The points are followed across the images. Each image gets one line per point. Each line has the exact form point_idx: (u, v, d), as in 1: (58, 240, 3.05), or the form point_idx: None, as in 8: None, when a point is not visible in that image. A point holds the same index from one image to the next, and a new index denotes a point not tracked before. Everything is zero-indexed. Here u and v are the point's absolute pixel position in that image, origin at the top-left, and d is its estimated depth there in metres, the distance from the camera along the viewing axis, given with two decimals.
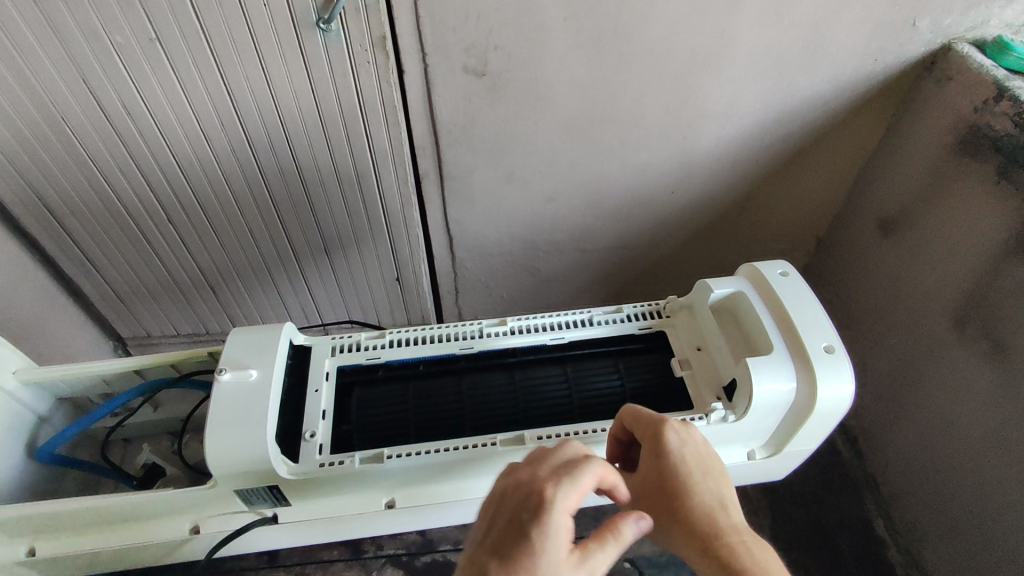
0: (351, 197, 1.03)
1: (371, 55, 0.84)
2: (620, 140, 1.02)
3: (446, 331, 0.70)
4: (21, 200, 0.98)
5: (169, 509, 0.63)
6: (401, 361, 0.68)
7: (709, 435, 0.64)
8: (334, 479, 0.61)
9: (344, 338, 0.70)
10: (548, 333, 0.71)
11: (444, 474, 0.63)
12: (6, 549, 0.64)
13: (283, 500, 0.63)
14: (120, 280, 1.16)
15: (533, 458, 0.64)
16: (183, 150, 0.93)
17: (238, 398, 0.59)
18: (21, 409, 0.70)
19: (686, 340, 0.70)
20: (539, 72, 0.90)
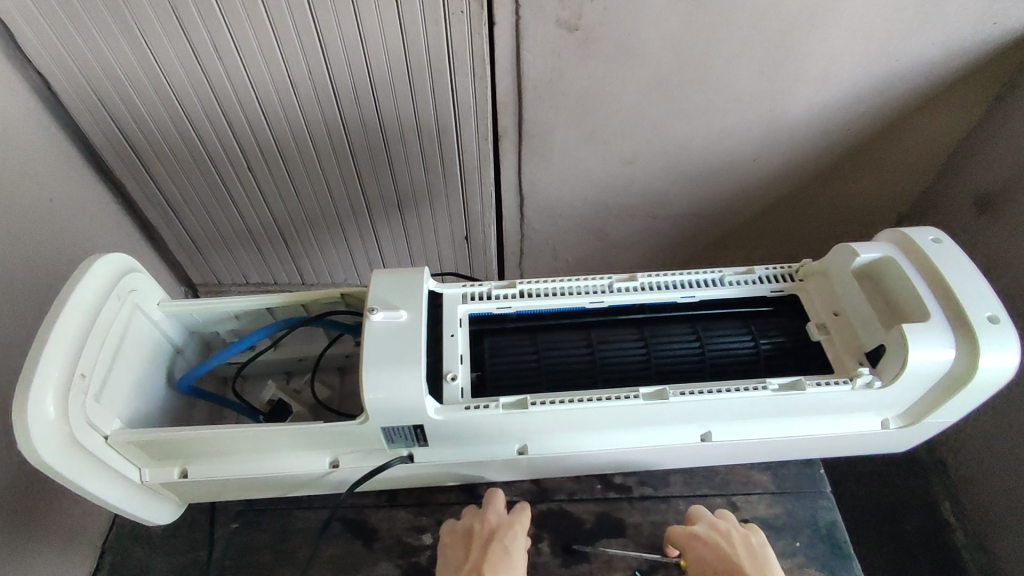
0: (429, 151, 1.03)
1: (466, 4, 0.82)
2: (708, 103, 0.99)
3: (576, 284, 0.67)
4: (110, 142, 1.00)
5: (322, 442, 0.60)
6: (534, 311, 0.66)
7: (849, 400, 0.62)
8: (478, 425, 0.59)
9: (473, 285, 0.67)
10: (680, 291, 0.68)
11: (575, 427, 0.61)
12: (162, 470, 0.62)
13: (421, 440, 0.61)
14: (196, 226, 1.17)
15: (672, 415, 0.61)
16: (270, 98, 0.93)
17: (389, 338, 0.58)
18: (161, 342, 0.66)
19: (821, 304, 0.68)
20: (634, 26, 0.87)
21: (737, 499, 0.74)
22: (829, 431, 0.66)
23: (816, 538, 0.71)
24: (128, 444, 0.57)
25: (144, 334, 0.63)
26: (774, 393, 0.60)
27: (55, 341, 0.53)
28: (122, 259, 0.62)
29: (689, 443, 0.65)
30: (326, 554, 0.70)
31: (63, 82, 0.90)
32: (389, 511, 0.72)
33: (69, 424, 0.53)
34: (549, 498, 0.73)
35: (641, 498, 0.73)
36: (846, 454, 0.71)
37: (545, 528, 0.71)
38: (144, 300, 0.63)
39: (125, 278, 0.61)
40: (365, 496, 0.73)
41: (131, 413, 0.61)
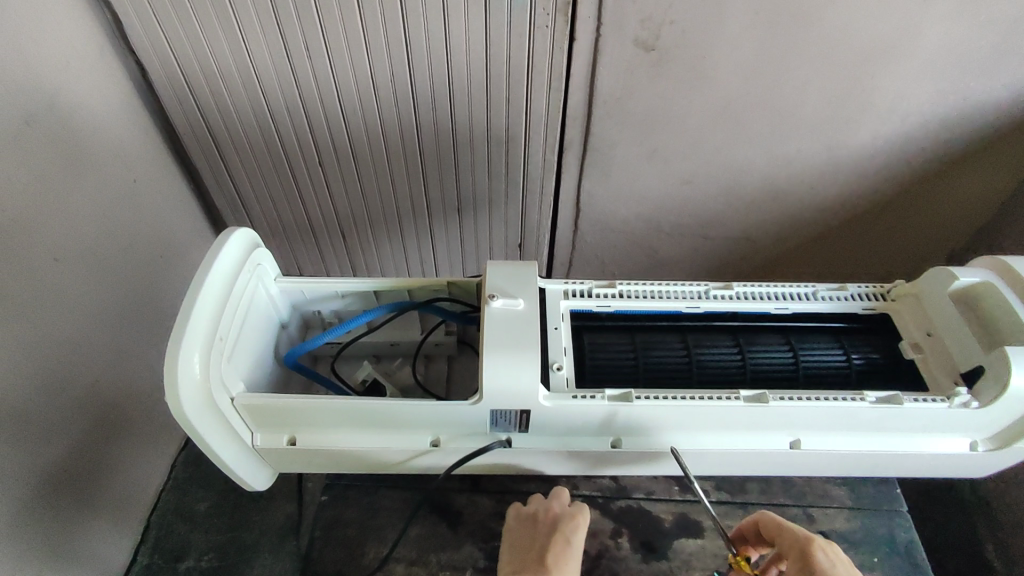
0: (497, 156, 1.06)
1: (551, 19, 0.85)
2: (771, 130, 1.01)
3: (674, 288, 0.70)
4: (194, 130, 1.04)
5: (430, 421, 0.62)
6: (632, 312, 0.69)
7: (944, 419, 0.63)
8: (583, 414, 0.60)
9: (575, 283, 0.70)
10: (773, 302, 0.70)
11: (670, 425, 0.63)
12: (271, 437, 0.64)
13: (524, 426, 0.63)
14: (261, 216, 1.21)
15: (768, 421, 0.62)
16: (352, 99, 0.97)
17: (504, 323, 0.60)
18: (272, 315, 0.69)
19: (914, 325, 0.69)
20: (708, 51, 0.90)
21: (814, 512, 0.75)
22: (918, 449, 0.66)
23: (895, 555, 0.71)
24: (252, 407, 0.59)
25: (263, 306, 0.66)
26: (870, 406, 0.61)
27: (201, 304, 0.55)
28: (247, 235, 0.65)
29: (778, 449, 0.65)
30: (413, 533, 0.71)
31: (158, 71, 0.95)
32: (473, 496, 0.74)
33: (208, 384, 0.55)
34: (628, 496, 0.74)
35: (719, 502, 0.75)
36: (928, 476, 0.72)
37: (626, 525, 0.72)
38: (265, 274, 0.67)
39: (254, 252, 0.64)
40: (448, 481, 0.74)
41: (252, 379, 0.63)
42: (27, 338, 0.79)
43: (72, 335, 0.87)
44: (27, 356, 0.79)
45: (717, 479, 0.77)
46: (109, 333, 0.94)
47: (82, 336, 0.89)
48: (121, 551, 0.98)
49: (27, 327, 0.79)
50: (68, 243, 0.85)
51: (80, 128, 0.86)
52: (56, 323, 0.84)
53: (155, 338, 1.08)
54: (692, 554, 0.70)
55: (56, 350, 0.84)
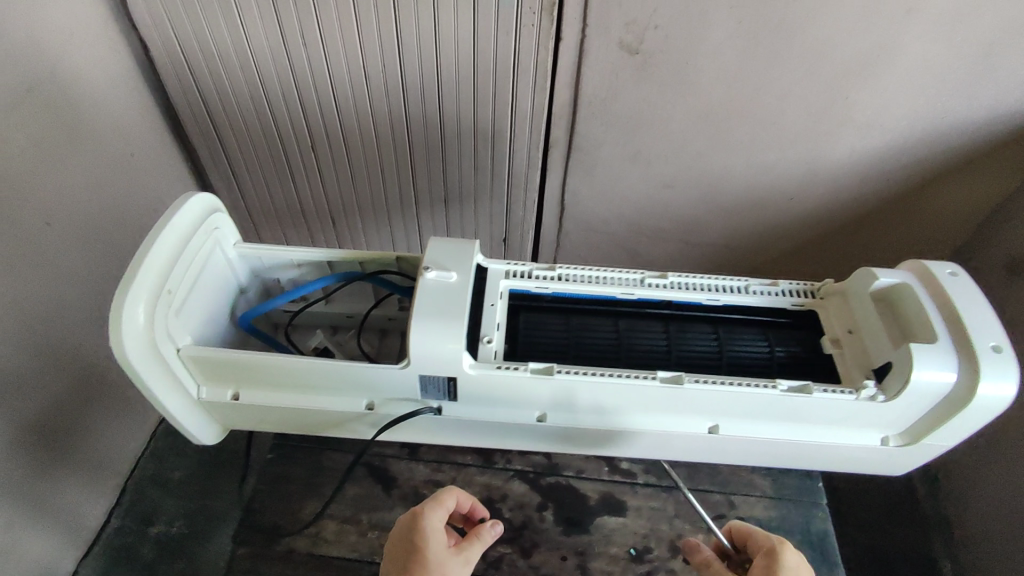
0: (482, 151, 1.09)
1: (537, 18, 0.88)
2: (751, 138, 1.03)
3: (611, 274, 0.71)
4: (193, 109, 1.07)
5: (362, 384, 0.64)
6: (566, 295, 0.71)
7: (854, 411, 0.65)
8: (504, 383, 0.63)
9: (516, 264, 0.72)
10: (705, 293, 0.71)
11: (592, 402, 0.65)
12: (217, 390, 0.67)
13: (453, 395, 0.65)
14: (254, 198, 1.24)
15: (685, 403, 0.65)
16: (345, 86, 1.00)
17: (437, 294, 0.63)
18: (230, 278, 0.72)
19: (838, 321, 0.71)
20: (691, 57, 0.92)
21: (735, 500, 0.78)
22: (831, 441, 0.68)
23: (806, 544, 0.75)
24: (197, 359, 0.62)
25: (221, 269, 0.70)
26: (782, 393, 0.63)
27: (151, 257, 0.59)
28: (207, 200, 0.68)
29: (697, 433, 0.68)
30: (350, 493, 0.75)
31: (160, 50, 0.98)
32: (410, 463, 0.78)
33: (153, 333, 0.58)
34: (557, 473, 0.78)
35: (645, 485, 0.77)
36: (841, 470, 0.74)
37: (552, 498, 0.75)
38: (224, 238, 0.70)
39: (213, 216, 0.68)
40: (388, 448, 0.78)
41: (204, 335, 0.67)
42: (16, 296, 0.82)
43: (60, 298, 0.91)
44: (16, 313, 0.83)
45: (648, 463, 0.79)
46: (95, 297, 0.98)
47: (70, 300, 0.92)
48: (93, 509, 1.02)
49: (17, 286, 0.83)
50: (62, 209, 0.89)
51: (82, 100, 0.90)
52: (46, 284, 0.87)
53: None
54: (612, 530, 0.74)
55: (44, 311, 0.88)
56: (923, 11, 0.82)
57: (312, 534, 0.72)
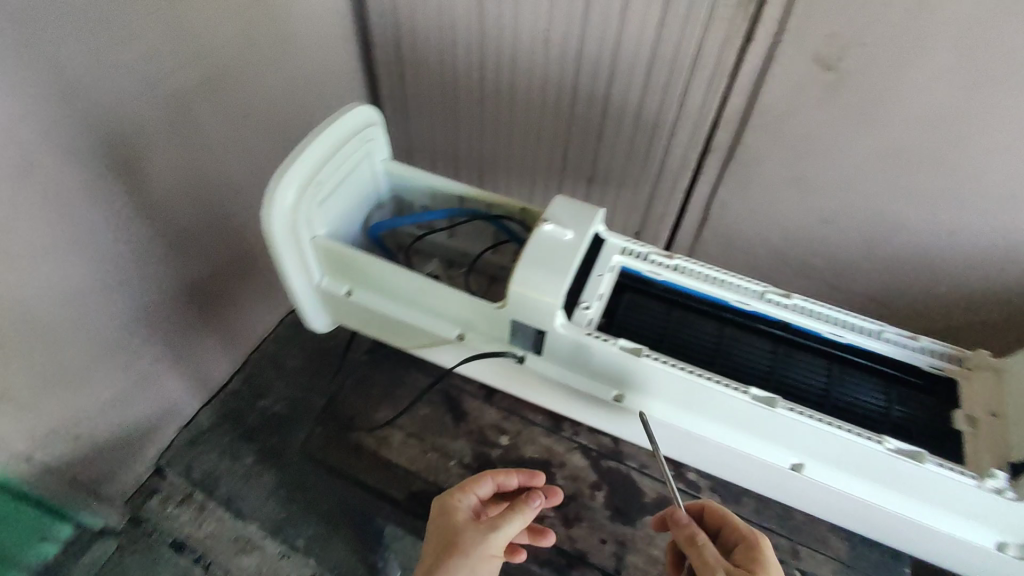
0: (638, 139, 1.07)
1: (732, 13, 0.84)
2: (942, 192, 0.91)
3: (731, 279, 0.68)
4: (387, 44, 1.17)
5: (458, 311, 0.68)
6: (676, 288, 0.69)
7: (966, 499, 0.57)
8: (591, 352, 0.63)
9: (634, 243, 0.70)
10: (829, 325, 0.66)
11: (673, 397, 0.63)
12: (333, 283, 0.73)
13: (538, 348, 0.66)
14: (417, 138, 1.33)
15: (771, 429, 0.61)
16: (523, 46, 1.03)
17: (548, 248, 0.62)
18: (371, 189, 0.78)
19: (981, 402, 0.62)
20: (894, 86, 0.83)
21: (801, 549, 0.75)
22: (927, 521, 0.61)
23: None
24: (325, 250, 0.69)
25: (364, 178, 0.76)
26: (886, 452, 0.57)
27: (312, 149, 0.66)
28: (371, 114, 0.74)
29: (778, 465, 0.64)
30: (421, 412, 0.81)
31: None
32: (483, 405, 0.82)
33: (296, 216, 0.65)
34: (621, 461, 0.79)
35: (705, 502, 0.77)
36: (938, 562, 0.66)
37: (604, 480, 0.76)
38: (375, 152, 0.76)
39: (371, 129, 0.74)
40: (469, 386, 0.83)
41: (336, 231, 0.73)
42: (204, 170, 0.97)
43: (237, 180, 1.04)
44: (201, 184, 0.97)
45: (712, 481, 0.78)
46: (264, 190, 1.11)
47: (244, 184, 1.06)
48: (217, 365, 1.18)
49: (207, 160, 0.97)
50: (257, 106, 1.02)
51: (296, 17, 1.02)
52: (230, 165, 1.01)
53: None
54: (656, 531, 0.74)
55: (223, 187, 1.02)
56: None
57: (380, 436, 0.79)
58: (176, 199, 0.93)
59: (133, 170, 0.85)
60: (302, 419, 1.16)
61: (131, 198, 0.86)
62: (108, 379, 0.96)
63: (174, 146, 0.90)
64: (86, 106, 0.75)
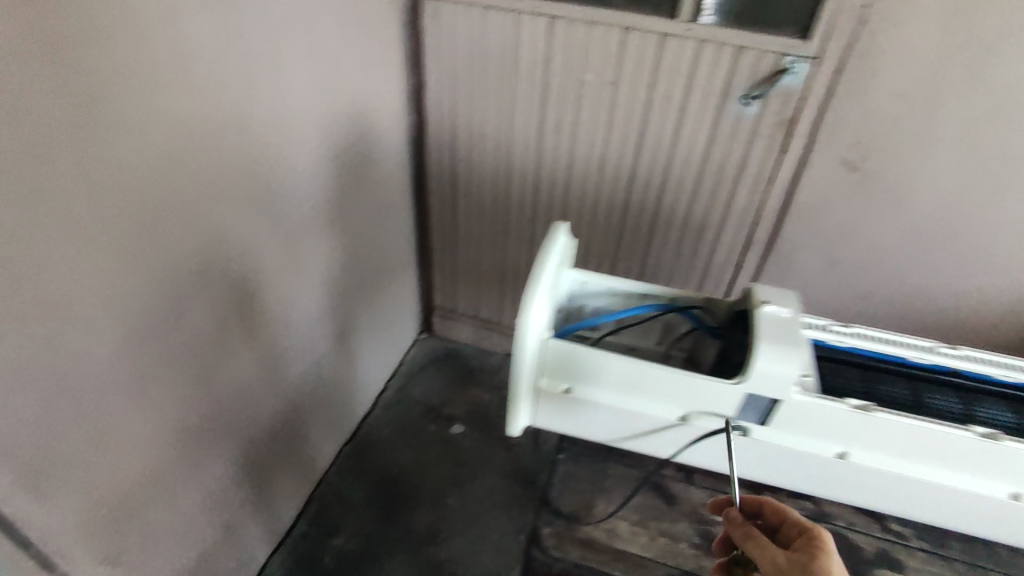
0: (686, 241, 1.18)
1: (770, 131, 1.01)
2: (955, 262, 1.06)
3: (907, 339, 0.69)
4: (438, 178, 1.27)
5: (683, 391, 0.61)
6: (870, 354, 0.68)
7: None
8: (823, 415, 0.60)
9: (807, 317, 0.71)
10: (997, 369, 0.67)
11: (936, 460, 0.62)
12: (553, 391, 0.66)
13: (765, 419, 0.62)
14: (462, 261, 1.39)
15: (998, 466, 0.60)
16: (577, 159, 1.14)
17: (774, 327, 0.61)
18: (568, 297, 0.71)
19: None
20: (907, 182, 1.00)
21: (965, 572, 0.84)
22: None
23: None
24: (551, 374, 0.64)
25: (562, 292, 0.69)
26: None
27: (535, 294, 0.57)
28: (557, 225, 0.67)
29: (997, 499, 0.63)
30: (639, 502, 0.90)
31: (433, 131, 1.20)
32: (688, 487, 0.92)
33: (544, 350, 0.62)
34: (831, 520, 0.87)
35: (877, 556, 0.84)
36: None
37: None
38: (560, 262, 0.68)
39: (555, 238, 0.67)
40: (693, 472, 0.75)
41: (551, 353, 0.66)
42: (291, 304, 0.97)
43: (310, 310, 1.03)
44: (289, 317, 0.98)
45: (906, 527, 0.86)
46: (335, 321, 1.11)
47: (322, 308, 1.07)
48: (286, 509, 1.11)
49: (299, 280, 0.98)
50: (338, 226, 1.05)
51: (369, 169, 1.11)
52: (310, 289, 1.02)
53: (362, 335, 1.24)
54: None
55: (305, 310, 1.02)
56: None
57: (608, 529, 0.87)
58: (269, 332, 0.93)
59: (249, 296, 0.86)
60: (380, 556, 1.11)
61: (243, 325, 0.86)
62: (196, 537, 0.88)
63: (278, 271, 0.92)
64: (212, 254, 0.77)
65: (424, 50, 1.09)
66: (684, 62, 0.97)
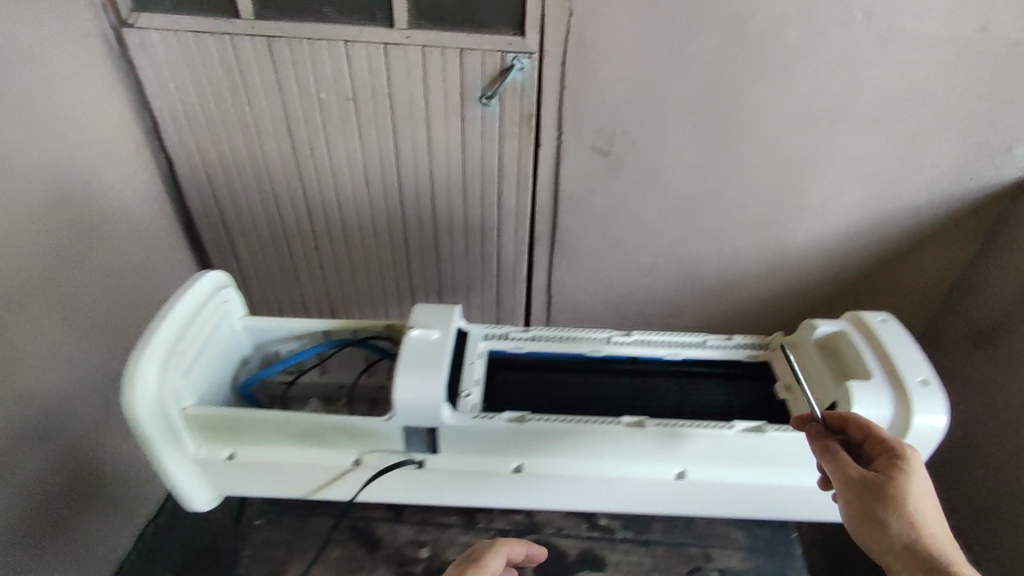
0: (473, 245, 1.15)
1: (517, 128, 0.98)
2: (720, 230, 1.10)
3: (580, 334, 0.78)
4: (206, 216, 1.16)
5: (333, 433, 0.68)
6: (544, 354, 0.76)
7: (801, 450, 0.68)
8: (466, 430, 0.67)
9: (494, 328, 0.78)
10: (665, 348, 0.77)
11: (602, 451, 0.69)
12: (211, 450, 0.70)
13: (433, 448, 0.70)
14: (260, 298, 1.29)
15: (640, 449, 0.68)
16: (343, 178, 1.09)
17: (422, 351, 0.69)
18: (235, 347, 0.78)
19: (788, 371, 0.75)
20: (656, 161, 1.02)
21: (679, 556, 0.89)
22: (801, 483, 0.71)
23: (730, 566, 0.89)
24: (199, 423, 0.68)
25: (224, 342, 0.76)
26: (736, 433, 0.66)
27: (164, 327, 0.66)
28: (219, 278, 0.76)
29: (664, 481, 0.70)
30: None
31: (184, 167, 1.09)
32: None
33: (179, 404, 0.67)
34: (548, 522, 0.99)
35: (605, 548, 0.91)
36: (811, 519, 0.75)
37: None
38: (228, 312, 0.77)
39: (220, 292, 0.75)
40: (375, 509, 0.76)
41: (200, 392, 0.71)
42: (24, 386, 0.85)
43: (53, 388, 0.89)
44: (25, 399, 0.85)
45: None
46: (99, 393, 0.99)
47: (60, 391, 0.91)
48: None
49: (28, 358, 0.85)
50: (62, 294, 0.90)
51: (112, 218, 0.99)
52: (32, 377, 0.86)
53: None
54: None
55: (30, 398, 0.86)
56: (852, 111, 0.94)
57: None
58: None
59: None
60: None
61: None
62: None
63: None
64: None
65: (145, 85, 0.99)
66: (416, 68, 0.93)
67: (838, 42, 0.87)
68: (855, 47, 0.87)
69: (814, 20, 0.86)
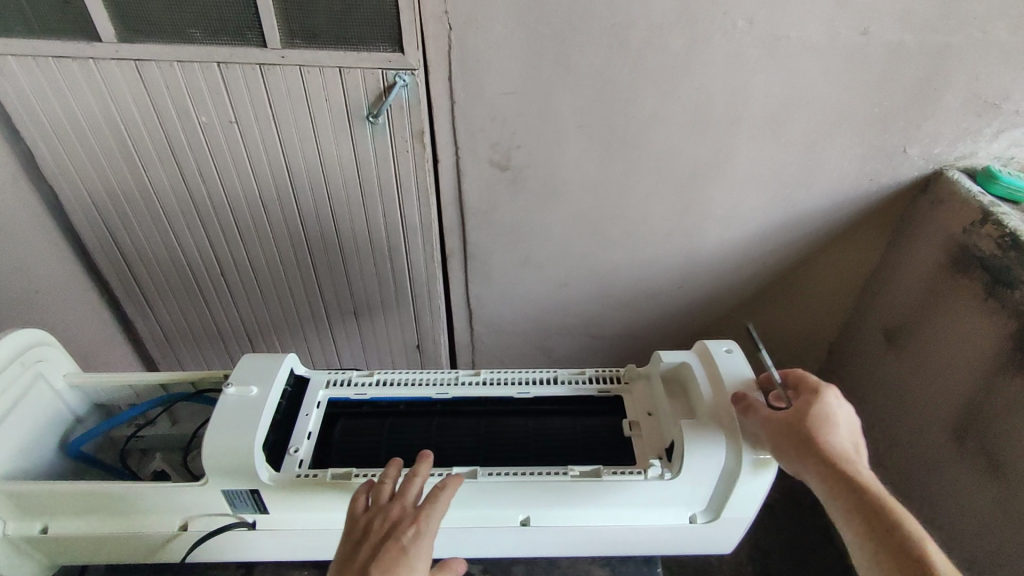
0: (381, 265, 1.12)
1: (409, 146, 0.95)
2: (628, 237, 1.10)
3: (426, 376, 0.77)
4: (101, 245, 1.10)
5: (151, 503, 0.67)
6: (387, 399, 0.76)
7: (644, 493, 0.68)
8: (286, 493, 0.66)
9: (338, 373, 0.78)
10: (515, 387, 0.77)
11: None
12: (25, 525, 0.68)
13: (262, 508, 0.68)
14: (170, 324, 1.25)
15: (475, 500, 0.67)
16: (238, 203, 1.04)
17: (238, 410, 0.67)
18: (62, 408, 0.77)
19: (639, 406, 0.76)
20: (555, 172, 1.01)
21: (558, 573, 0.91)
22: (650, 522, 0.71)
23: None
24: (0, 494, 0.65)
25: (45, 399, 0.74)
26: (571, 479, 0.66)
27: None
28: (35, 333, 0.73)
29: (511, 526, 0.70)
30: None
31: (70, 197, 1.03)
32: None
33: None
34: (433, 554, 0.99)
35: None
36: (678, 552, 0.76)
37: None
38: (52, 368, 0.75)
39: (34, 348, 0.72)
40: (225, 567, 0.75)
41: (14, 458, 0.69)
42: None
43: None
44: None
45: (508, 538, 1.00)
46: None
47: None
48: None
49: None
50: None
51: None
52: None
53: None
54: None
55: None
56: (746, 117, 0.93)
57: None
58: None
59: None
60: None
61: None
62: None
63: None
64: None
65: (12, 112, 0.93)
66: (297, 87, 0.89)
67: (723, 48, 0.86)
68: (740, 54, 0.86)
69: (697, 28, 0.84)
